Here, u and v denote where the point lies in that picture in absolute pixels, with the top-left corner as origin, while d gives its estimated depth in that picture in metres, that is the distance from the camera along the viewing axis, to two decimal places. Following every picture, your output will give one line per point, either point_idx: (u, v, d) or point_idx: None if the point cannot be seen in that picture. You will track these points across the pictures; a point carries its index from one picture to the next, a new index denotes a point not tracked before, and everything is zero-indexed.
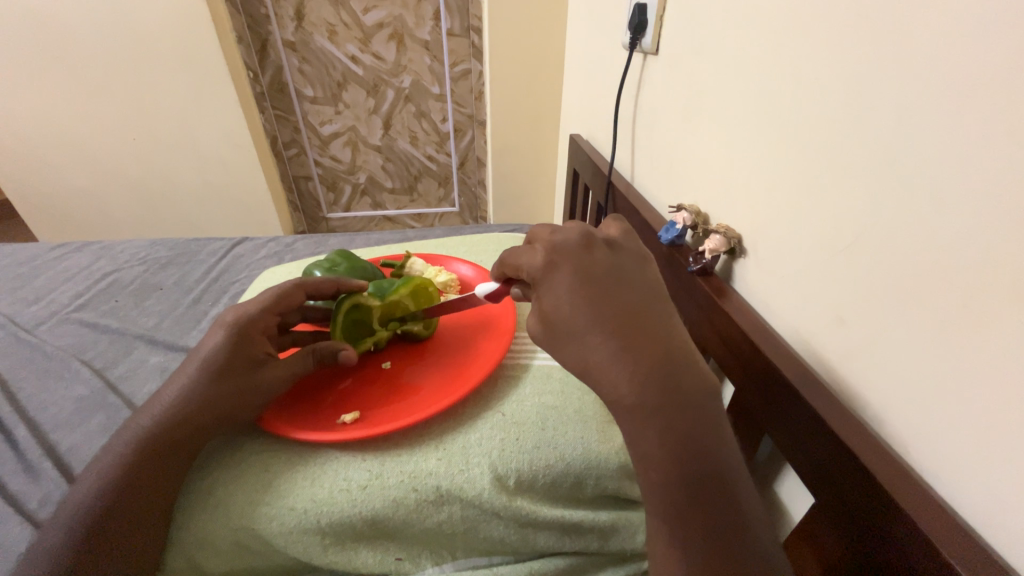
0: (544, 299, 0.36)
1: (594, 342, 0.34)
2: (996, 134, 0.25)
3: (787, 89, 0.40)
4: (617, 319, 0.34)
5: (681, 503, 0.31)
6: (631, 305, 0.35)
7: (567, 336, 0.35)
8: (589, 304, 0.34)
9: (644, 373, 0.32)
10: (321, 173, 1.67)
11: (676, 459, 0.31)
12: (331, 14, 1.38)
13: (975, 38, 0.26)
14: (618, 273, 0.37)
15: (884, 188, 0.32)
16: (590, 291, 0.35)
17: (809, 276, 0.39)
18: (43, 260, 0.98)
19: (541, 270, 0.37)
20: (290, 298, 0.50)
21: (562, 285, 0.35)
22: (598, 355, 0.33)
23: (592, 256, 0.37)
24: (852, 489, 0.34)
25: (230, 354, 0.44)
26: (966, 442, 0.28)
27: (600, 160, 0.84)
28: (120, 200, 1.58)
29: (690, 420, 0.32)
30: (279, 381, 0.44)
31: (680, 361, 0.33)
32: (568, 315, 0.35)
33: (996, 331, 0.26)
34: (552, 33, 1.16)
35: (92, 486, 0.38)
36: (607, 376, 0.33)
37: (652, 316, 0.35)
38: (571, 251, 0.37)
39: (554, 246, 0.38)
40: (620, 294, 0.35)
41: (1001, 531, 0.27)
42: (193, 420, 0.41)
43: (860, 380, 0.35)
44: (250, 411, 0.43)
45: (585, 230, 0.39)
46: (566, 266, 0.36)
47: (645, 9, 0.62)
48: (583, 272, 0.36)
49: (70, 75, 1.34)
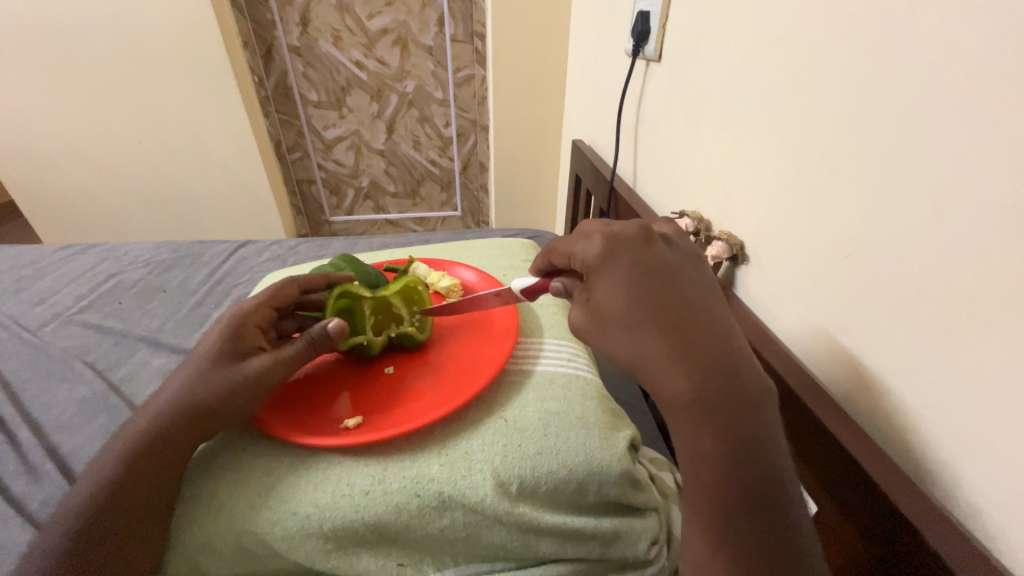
0: (599, 291, 0.37)
1: (651, 335, 0.34)
2: (999, 144, 0.25)
3: (789, 99, 0.41)
4: (673, 316, 0.34)
5: (729, 501, 0.31)
6: (689, 303, 0.35)
7: (622, 328, 0.35)
8: (649, 298, 0.35)
9: (699, 370, 0.32)
10: (324, 176, 1.68)
11: (728, 458, 0.31)
12: (336, 20, 1.39)
13: (976, 52, 0.26)
14: (676, 271, 0.37)
15: (887, 198, 0.32)
16: (648, 286, 0.35)
17: (811, 284, 0.39)
18: (48, 262, 0.99)
19: (602, 259, 0.37)
20: (284, 294, 0.52)
21: (619, 278, 0.36)
22: (652, 348, 0.34)
23: (652, 251, 0.37)
24: (855, 497, 0.34)
25: (225, 349, 0.45)
26: (968, 451, 0.28)
27: (602, 166, 0.84)
28: (124, 202, 1.58)
29: (746, 422, 0.32)
30: (266, 369, 0.44)
31: (737, 362, 0.33)
32: (626, 307, 0.35)
33: (998, 341, 0.26)
34: (555, 40, 1.17)
35: (90, 487, 0.38)
36: (660, 371, 0.33)
37: (708, 315, 0.35)
38: (630, 245, 0.37)
39: (615, 238, 0.38)
40: (677, 291, 0.36)
41: (1004, 541, 0.27)
42: (190, 417, 0.41)
43: (861, 389, 0.36)
44: (239, 404, 0.42)
45: (643, 225, 0.39)
46: (626, 259, 0.36)
47: (649, 17, 0.63)
48: (643, 266, 0.36)
49: (77, 78, 1.35)
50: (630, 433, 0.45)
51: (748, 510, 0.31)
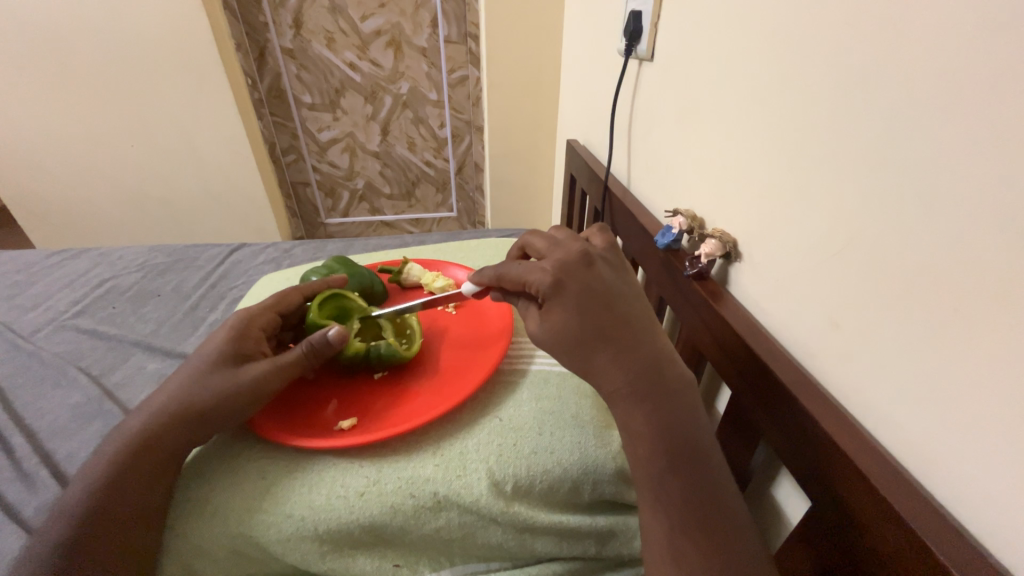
0: (549, 316, 0.39)
1: (596, 350, 0.37)
2: (991, 141, 0.26)
3: (780, 96, 0.41)
4: (614, 332, 0.37)
5: (673, 491, 0.35)
6: (629, 317, 0.38)
7: (571, 346, 0.38)
8: (592, 318, 0.37)
9: (636, 377, 0.37)
10: (319, 179, 1.68)
11: (665, 451, 0.36)
12: (329, 22, 1.39)
13: (964, 50, 0.27)
14: (616, 288, 0.40)
15: (878, 193, 0.32)
16: (595, 305, 0.38)
17: (803, 281, 0.40)
18: (41, 267, 0.98)
19: (547, 288, 0.38)
20: (289, 300, 0.53)
21: (570, 301, 0.38)
22: (599, 361, 0.37)
23: (593, 274, 0.39)
24: (848, 492, 0.34)
25: (224, 351, 0.45)
26: (961, 445, 0.28)
27: (597, 166, 0.84)
28: (118, 206, 1.58)
29: (677, 418, 0.36)
30: (262, 374, 0.44)
31: (668, 365, 0.38)
32: (573, 329, 0.37)
33: (990, 336, 0.26)
34: (549, 40, 1.17)
35: (81, 490, 0.38)
36: (606, 380, 0.37)
37: (643, 326, 0.39)
38: (574, 269, 0.39)
39: (561, 263, 0.39)
40: (618, 307, 0.38)
41: (997, 533, 0.27)
42: (184, 416, 0.41)
43: (853, 384, 0.36)
44: (231, 403, 0.42)
45: (583, 248, 0.41)
46: (573, 283, 0.38)
47: (641, 16, 0.63)
48: (586, 289, 0.38)
49: (69, 83, 1.34)
50: None
51: (691, 498, 0.34)
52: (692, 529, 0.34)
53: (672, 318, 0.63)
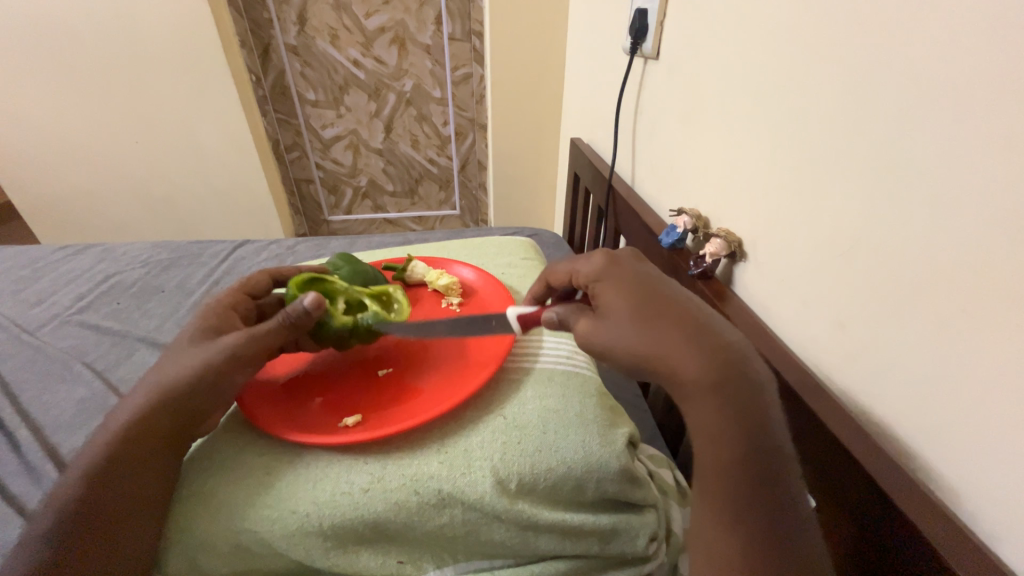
0: (606, 296, 0.37)
1: (662, 328, 0.34)
2: (998, 142, 0.25)
3: (787, 95, 0.41)
4: (681, 314, 0.34)
5: (745, 492, 0.30)
6: (693, 303, 0.36)
7: (632, 325, 0.35)
8: (651, 297, 0.36)
9: (714, 359, 0.32)
10: (322, 176, 1.68)
11: (744, 445, 0.31)
12: (333, 18, 1.39)
13: (972, 49, 0.26)
14: (670, 281, 0.39)
15: (885, 193, 0.32)
16: (653, 290, 0.36)
17: (809, 281, 0.40)
18: (45, 262, 0.98)
19: (603, 273, 0.39)
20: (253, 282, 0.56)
21: (625, 286, 0.37)
22: (669, 343, 0.33)
23: (646, 269, 0.39)
24: (856, 494, 0.33)
25: (203, 330, 0.47)
26: (968, 447, 0.28)
27: (600, 164, 0.84)
28: (122, 202, 1.58)
29: (757, 410, 0.31)
30: (237, 342, 0.45)
31: (744, 353, 0.33)
32: (633, 307, 0.35)
33: (996, 338, 0.26)
34: (553, 38, 1.17)
35: (76, 482, 0.37)
36: (678, 361, 0.32)
37: (709, 314, 0.36)
38: (628, 262, 0.40)
39: (615, 257, 0.40)
40: (679, 293, 0.37)
41: (1004, 536, 0.27)
42: (183, 406, 0.42)
43: (858, 385, 0.36)
44: (213, 374, 0.43)
45: (635, 251, 0.42)
46: (628, 272, 0.38)
47: (646, 14, 0.63)
48: (641, 274, 0.38)
49: (73, 78, 1.34)
50: (629, 430, 0.46)
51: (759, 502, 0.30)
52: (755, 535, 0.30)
53: None
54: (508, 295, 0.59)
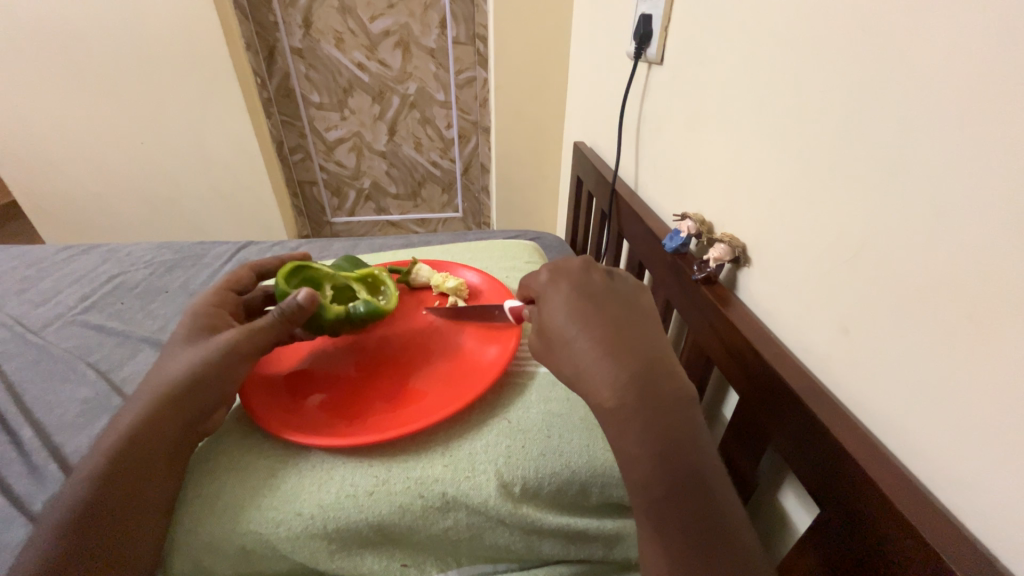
0: (543, 308, 0.43)
1: (580, 344, 0.38)
2: (1003, 152, 0.25)
3: (791, 101, 0.41)
4: (604, 328, 0.38)
5: (660, 501, 0.33)
6: (621, 319, 0.39)
7: (558, 339, 0.40)
8: (578, 311, 0.40)
9: (621, 374, 0.36)
10: (326, 177, 1.68)
11: (652, 452, 0.34)
12: (338, 22, 1.40)
13: (978, 58, 0.26)
14: (615, 294, 0.42)
15: (888, 201, 0.32)
16: (585, 304, 0.41)
17: (812, 287, 0.40)
18: (50, 262, 0.99)
19: (546, 287, 0.44)
20: (239, 278, 0.57)
21: (560, 300, 0.42)
22: (587, 360, 0.37)
23: (589, 279, 0.44)
24: (860, 501, 0.33)
25: (194, 329, 0.48)
26: (971, 454, 0.28)
27: (603, 168, 0.85)
28: (125, 202, 1.59)
29: (666, 420, 0.34)
30: (233, 338, 0.46)
31: (661, 367, 0.36)
32: (562, 320, 0.40)
33: (999, 347, 0.26)
34: (558, 43, 1.18)
35: (82, 483, 0.37)
36: (590, 375, 0.37)
37: (639, 329, 0.39)
38: (572, 274, 0.44)
39: (560, 270, 0.45)
40: (610, 308, 0.40)
41: (1009, 545, 0.27)
42: (186, 409, 0.42)
43: (863, 392, 0.36)
44: (215, 368, 0.44)
45: (585, 260, 0.46)
46: (566, 285, 0.43)
47: (651, 20, 0.63)
48: (579, 287, 0.42)
49: (80, 80, 1.35)
50: None
51: (678, 512, 0.33)
52: (680, 542, 0.32)
53: (679, 323, 0.63)
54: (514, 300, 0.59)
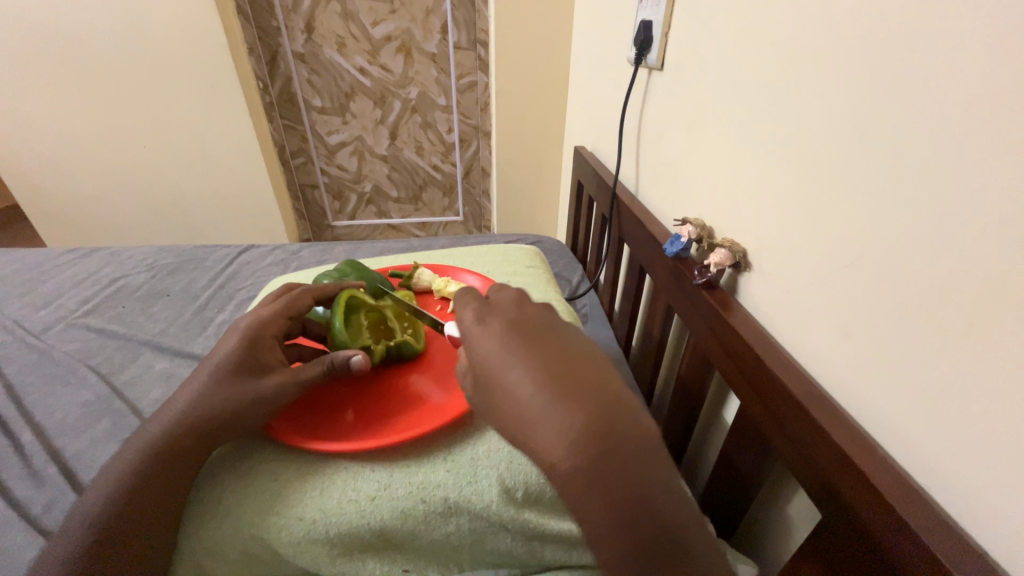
0: (474, 357, 0.35)
1: (523, 392, 0.31)
2: (1001, 161, 0.26)
3: (792, 107, 0.41)
4: (545, 377, 0.31)
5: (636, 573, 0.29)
6: (563, 351, 0.33)
7: (497, 389, 0.33)
8: (514, 352, 0.33)
9: (573, 431, 0.29)
10: (327, 181, 1.69)
11: (620, 522, 0.28)
12: (340, 27, 1.40)
13: (975, 67, 0.27)
14: (551, 325, 0.36)
15: (888, 209, 0.32)
16: (518, 349, 0.33)
17: (812, 292, 0.40)
18: (52, 265, 0.99)
19: (474, 327, 0.37)
20: (299, 303, 0.51)
21: (491, 347, 0.34)
22: (530, 420, 0.30)
23: (523, 314, 0.36)
24: (859, 506, 0.33)
25: (238, 360, 0.44)
26: (971, 461, 0.28)
27: (604, 173, 0.85)
28: (127, 205, 1.59)
29: (626, 478, 0.28)
30: (279, 387, 0.43)
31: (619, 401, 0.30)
32: (498, 364, 0.33)
33: (999, 355, 0.26)
34: (559, 48, 1.19)
35: (101, 496, 0.38)
36: (541, 428, 0.30)
37: (585, 359, 0.32)
38: (502, 312, 0.37)
39: (490, 309, 0.38)
40: (548, 339, 0.34)
41: (1010, 552, 0.26)
42: (201, 436, 0.41)
43: (864, 397, 0.36)
44: (255, 415, 0.42)
45: (517, 293, 0.39)
46: (497, 326, 0.36)
47: (651, 26, 0.63)
48: (510, 322, 0.36)
49: (85, 84, 1.36)
50: None
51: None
52: None
53: (680, 327, 0.63)
54: None
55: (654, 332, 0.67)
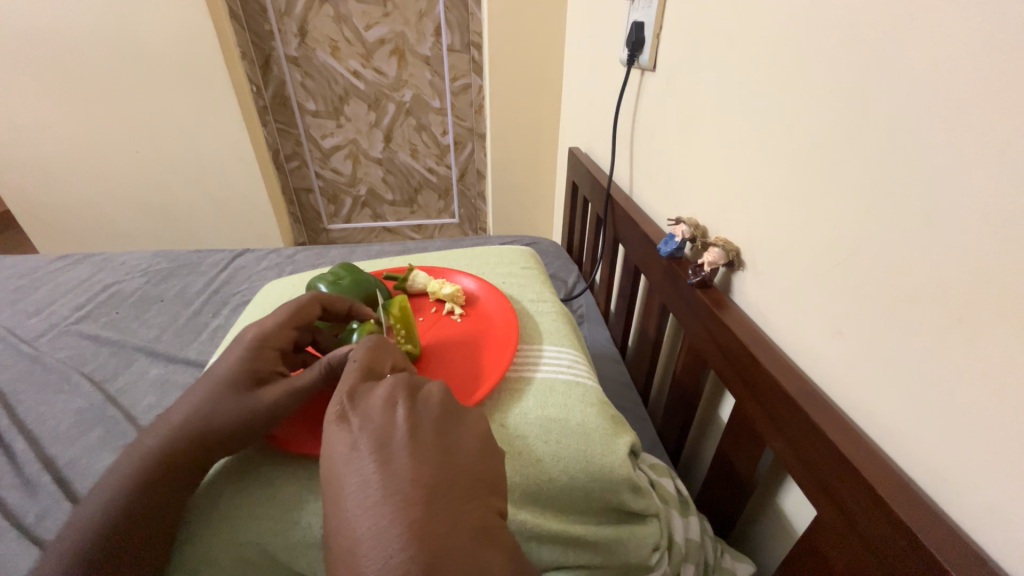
0: (328, 468, 0.33)
1: (357, 516, 0.29)
2: (991, 157, 0.26)
3: (781, 107, 0.42)
4: (382, 510, 0.29)
5: None
6: (413, 476, 0.30)
7: (337, 511, 0.31)
8: (362, 473, 0.31)
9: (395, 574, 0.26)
10: (322, 185, 1.69)
11: None
12: (333, 30, 1.40)
13: (963, 64, 0.27)
14: (420, 434, 0.33)
15: (879, 206, 0.33)
16: (366, 470, 0.31)
17: (805, 289, 0.40)
18: (44, 272, 0.98)
19: (336, 427, 0.34)
20: (307, 312, 0.49)
21: (345, 462, 0.32)
22: (360, 554, 0.28)
23: (388, 422, 0.33)
24: (853, 501, 0.34)
25: (238, 372, 0.44)
26: (965, 456, 0.28)
27: (599, 174, 0.85)
28: (120, 211, 1.58)
29: None
30: (276, 397, 0.42)
31: (458, 543, 0.28)
32: (347, 480, 0.31)
33: (991, 350, 0.27)
34: (552, 50, 1.19)
35: (96, 506, 0.38)
36: (360, 571, 0.27)
37: (434, 487, 0.30)
38: (367, 418, 0.34)
39: (358, 410, 0.35)
40: (404, 457, 0.31)
41: (1006, 546, 0.27)
42: (202, 446, 0.41)
43: (856, 394, 0.36)
44: (249, 427, 0.42)
45: (389, 389, 0.35)
46: (355, 436, 0.33)
47: (643, 27, 0.64)
48: (373, 429, 0.33)
49: (77, 90, 1.35)
50: (631, 439, 0.46)
51: None
52: None
53: (675, 327, 0.63)
54: (509, 305, 0.59)
55: (649, 331, 0.68)
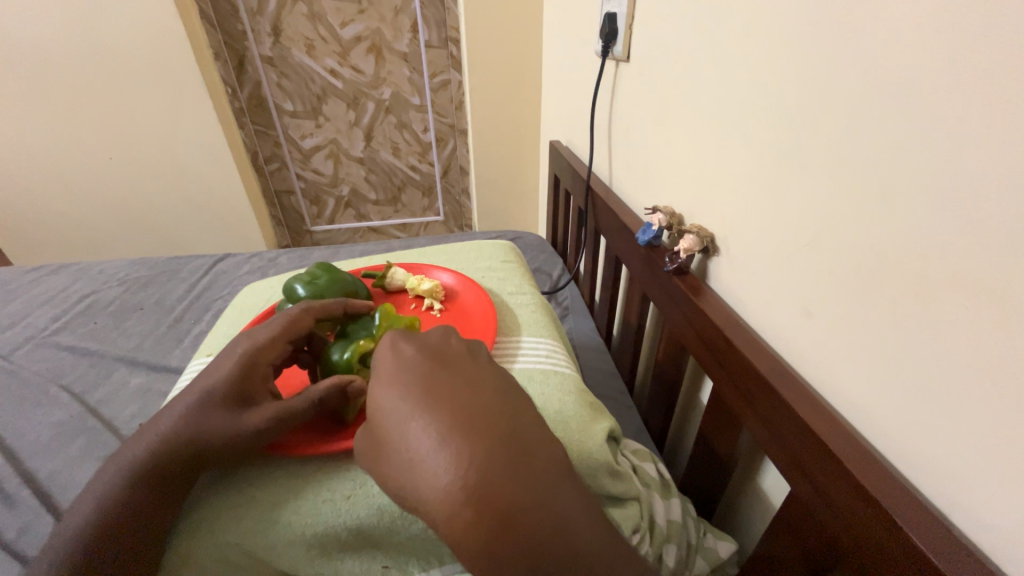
0: (377, 386, 0.31)
1: (416, 419, 0.28)
2: (946, 135, 0.27)
3: (750, 93, 0.42)
4: (451, 408, 0.28)
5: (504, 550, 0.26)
6: (478, 383, 0.30)
7: (390, 420, 0.29)
8: (421, 379, 0.30)
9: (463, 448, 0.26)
10: (303, 186, 1.67)
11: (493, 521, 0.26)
12: (308, 29, 1.38)
13: (917, 45, 0.28)
14: (474, 357, 0.33)
15: (846, 187, 0.33)
16: (426, 381, 0.30)
17: (776, 273, 0.41)
18: (19, 284, 0.96)
19: (385, 350, 0.33)
20: (300, 325, 0.47)
21: (397, 377, 0.30)
22: (420, 447, 0.27)
23: (448, 349, 0.33)
24: (823, 474, 0.35)
25: (226, 388, 0.40)
26: (931, 427, 0.29)
27: (579, 166, 0.86)
28: (96, 219, 1.55)
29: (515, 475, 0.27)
30: (260, 422, 0.39)
31: (521, 433, 0.28)
32: (400, 391, 0.30)
33: (952, 324, 0.27)
34: (530, 43, 1.19)
35: (81, 522, 0.38)
36: (425, 461, 0.27)
37: (498, 393, 0.30)
38: (425, 343, 0.33)
39: (414, 337, 0.34)
40: (466, 370, 0.31)
41: (973, 512, 0.28)
42: (187, 462, 0.39)
43: (827, 371, 0.37)
44: (234, 451, 0.39)
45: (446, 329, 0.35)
46: (412, 356, 0.32)
47: (615, 18, 0.64)
48: (429, 348, 0.32)
49: (43, 96, 1.31)
50: (612, 426, 0.46)
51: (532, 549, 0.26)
52: None
53: (656, 314, 0.64)
54: (487, 298, 0.59)
55: (631, 320, 0.68)
